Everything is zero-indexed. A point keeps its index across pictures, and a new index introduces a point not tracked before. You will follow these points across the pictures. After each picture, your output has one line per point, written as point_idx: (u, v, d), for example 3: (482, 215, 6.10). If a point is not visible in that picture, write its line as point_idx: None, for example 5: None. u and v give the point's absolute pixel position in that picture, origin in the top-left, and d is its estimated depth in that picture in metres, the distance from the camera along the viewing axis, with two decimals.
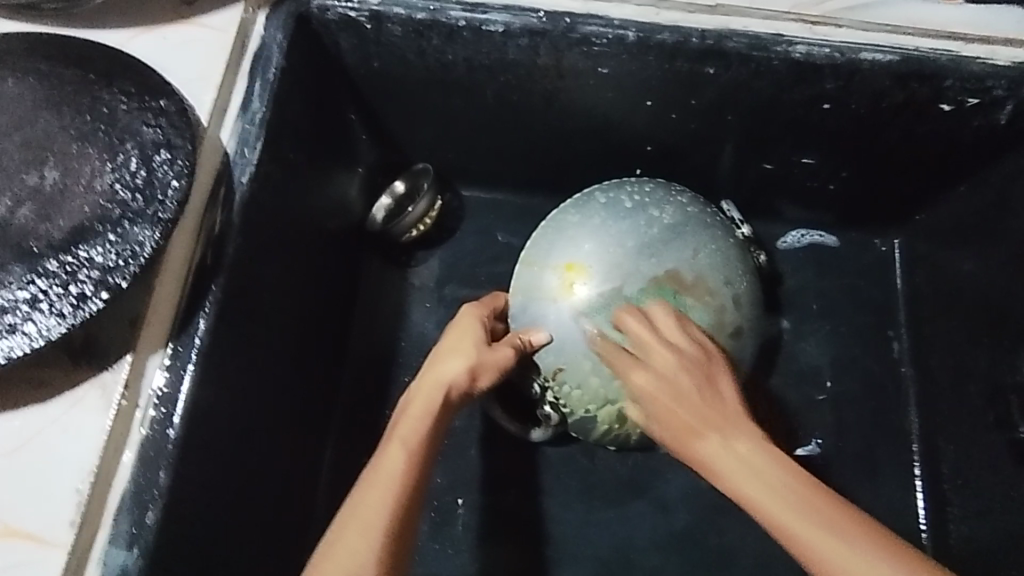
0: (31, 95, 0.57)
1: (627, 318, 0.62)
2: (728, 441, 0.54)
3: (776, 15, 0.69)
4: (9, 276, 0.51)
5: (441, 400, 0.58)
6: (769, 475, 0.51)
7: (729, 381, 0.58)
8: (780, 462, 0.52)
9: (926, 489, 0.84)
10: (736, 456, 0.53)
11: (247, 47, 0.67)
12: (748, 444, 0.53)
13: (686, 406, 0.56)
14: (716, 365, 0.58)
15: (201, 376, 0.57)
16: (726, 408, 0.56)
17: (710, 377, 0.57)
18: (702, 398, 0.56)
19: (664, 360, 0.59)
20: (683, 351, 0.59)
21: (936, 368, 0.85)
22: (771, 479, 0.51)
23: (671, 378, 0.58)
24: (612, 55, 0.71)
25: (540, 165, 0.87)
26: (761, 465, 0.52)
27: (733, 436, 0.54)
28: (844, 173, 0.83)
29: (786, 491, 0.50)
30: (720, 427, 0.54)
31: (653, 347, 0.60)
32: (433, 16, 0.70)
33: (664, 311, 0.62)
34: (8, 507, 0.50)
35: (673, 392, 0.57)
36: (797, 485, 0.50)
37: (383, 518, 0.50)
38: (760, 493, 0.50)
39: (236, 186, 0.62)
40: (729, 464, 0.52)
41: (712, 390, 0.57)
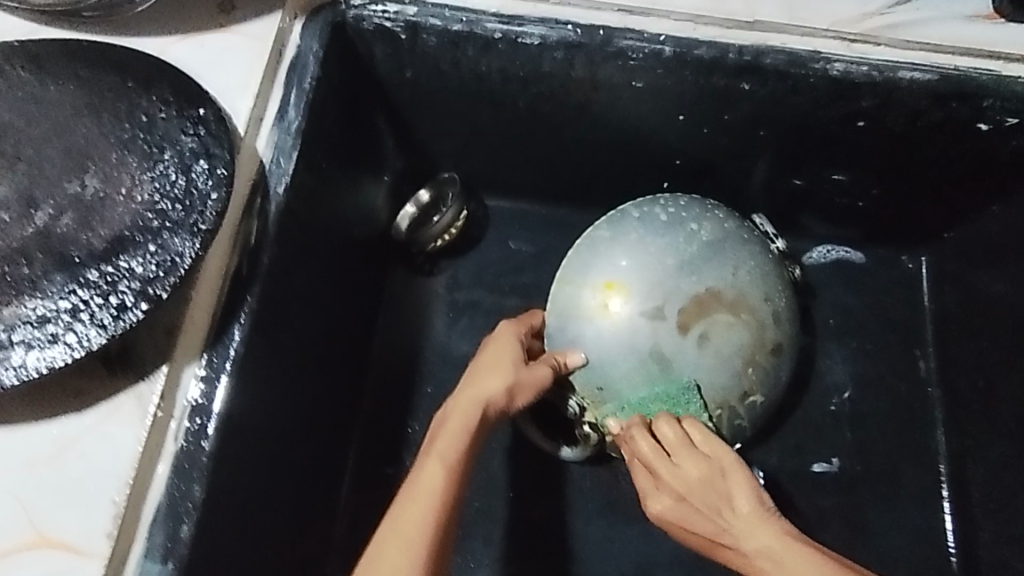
0: (73, 103, 0.58)
1: (631, 439, 0.63)
2: (760, 556, 0.52)
3: (814, 31, 0.69)
4: (50, 285, 0.51)
5: (479, 416, 0.58)
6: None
7: (744, 480, 0.56)
8: (823, 566, 0.49)
9: (954, 511, 0.83)
10: (773, 568, 0.51)
11: (283, 56, 0.67)
12: (783, 552, 0.51)
13: (702, 530, 0.56)
14: (722, 471, 0.57)
15: (235, 387, 0.56)
16: (750, 520, 0.54)
17: (721, 491, 0.56)
18: (719, 518, 0.55)
19: (672, 479, 0.59)
20: (683, 464, 0.59)
21: (964, 388, 0.84)
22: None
23: (683, 501, 0.58)
24: (648, 69, 0.71)
25: (567, 176, 0.87)
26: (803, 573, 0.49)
27: (768, 547, 0.52)
28: (874, 191, 0.82)
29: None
30: (752, 542, 0.53)
31: (659, 466, 0.60)
32: (469, 27, 0.70)
33: (666, 421, 0.61)
34: (46, 516, 0.50)
35: (692, 513, 0.57)
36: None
37: (422, 533, 0.49)
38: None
39: (272, 195, 0.62)
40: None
41: (726, 506, 0.56)
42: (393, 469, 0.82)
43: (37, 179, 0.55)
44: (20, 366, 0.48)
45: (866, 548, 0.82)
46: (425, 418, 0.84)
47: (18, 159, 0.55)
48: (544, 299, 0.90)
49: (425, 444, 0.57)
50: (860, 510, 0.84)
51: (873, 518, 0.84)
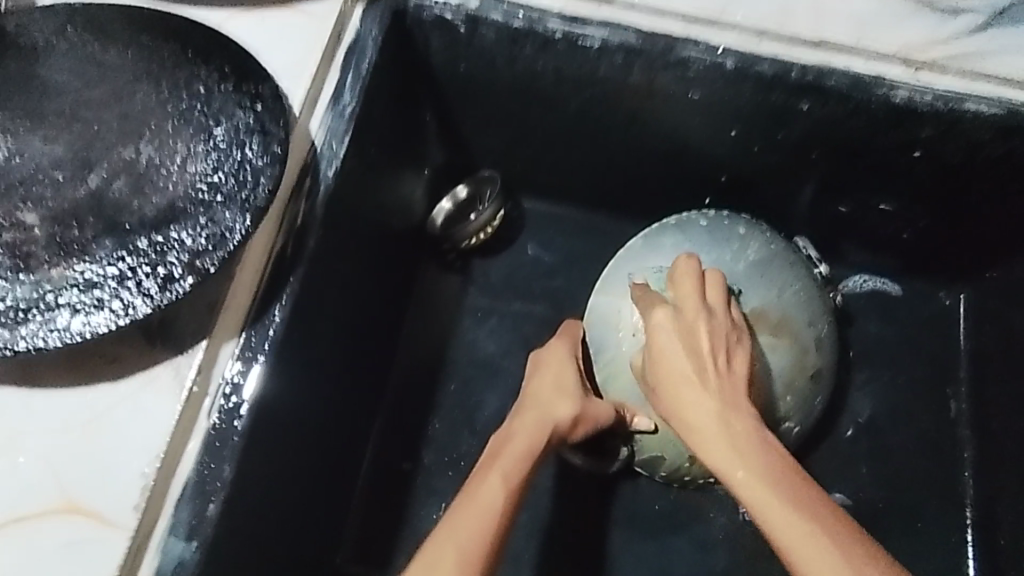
0: (132, 68, 0.57)
1: (682, 271, 0.60)
2: (716, 411, 0.51)
3: (881, 56, 0.67)
4: (100, 250, 0.50)
5: (543, 440, 0.61)
6: (753, 457, 0.49)
7: (746, 350, 0.56)
8: (776, 454, 0.49)
9: (976, 556, 0.81)
10: (726, 444, 0.50)
11: (342, 39, 0.66)
12: (749, 432, 0.50)
13: (679, 368, 0.53)
14: (738, 339, 0.56)
15: (273, 368, 0.56)
16: (738, 382, 0.53)
17: (731, 346, 0.55)
18: (716, 362, 0.53)
19: (688, 297, 0.57)
20: (720, 318, 0.56)
21: (996, 431, 0.81)
22: (763, 471, 0.48)
23: (683, 322, 0.56)
24: (707, 81, 0.70)
25: (609, 183, 0.86)
26: (755, 457, 0.49)
27: (737, 419, 0.51)
28: (920, 223, 0.81)
29: (777, 489, 0.47)
30: (732, 406, 0.51)
31: (689, 303, 0.57)
32: (531, 24, 0.69)
33: (719, 282, 0.60)
34: (78, 480, 0.50)
35: (685, 335, 0.55)
36: (780, 480, 0.47)
37: (476, 543, 0.50)
38: (753, 482, 0.47)
39: (322, 178, 0.61)
40: (727, 462, 0.49)
41: (727, 355, 0.54)
42: (410, 464, 0.81)
43: (93, 142, 0.54)
44: (63, 328, 0.48)
45: None
46: (446, 415, 0.83)
47: (75, 121, 0.55)
48: (574, 306, 0.89)
49: (485, 459, 0.59)
50: (877, 545, 0.83)
51: (890, 556, 0.82)
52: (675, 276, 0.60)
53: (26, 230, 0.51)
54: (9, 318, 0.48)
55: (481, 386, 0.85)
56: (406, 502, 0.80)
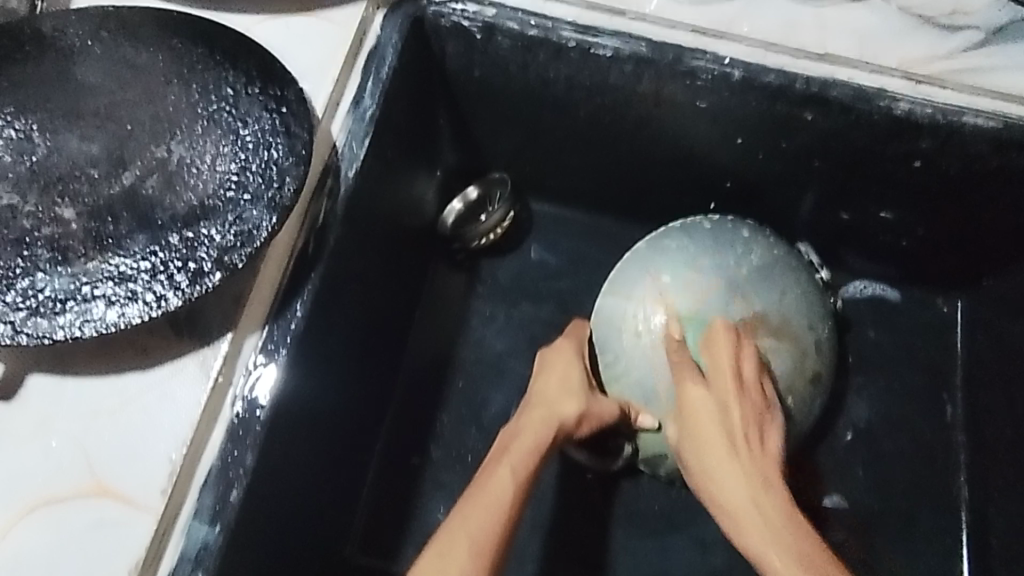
0: (163, 70, 0.59)
1: (718, 342, 0.64)
2: (748, 491, 0.54)
3: (883, 69, 0.69)
4: (133, 244, 0.53)
5: (551, 436, 0.63)
6: (777, 530, 0.52)
7: (778, 427, 0.60)
8: (807, 533, 0.52)
9: (969, 557, 0.83)
10: (762, 525, 0.52)
11: (363, 45, 0.69)
12: (782, 510, 0.53)
13: (711, 445, 0.57)
14: (771, 413, 0.60)
15: (294, 361, 0.58)
16: (771, 460, 0.56)
17: (763, 422, 0.59)
18: (749, 440, 0.57)
19: (721, 375, 0.61)
20: (753, 395, 0.60)
21: (988, 436, 0.84)
22: (794, 544, 0.51)
23: (720, 402, 0.59)
24: (714, 90, 0.72)
25: (616, 187, 0.88)
26: (786, 532, 0.52)
27: (765, 497, 0.54)
28: (919, 231, 0.83)
29: (804, 564, 0.50)
30: (765, 485, 0.54)
31: (722, 378, 0.61)
32: (546, 33, 0.71)
33: (751, 351, 0.64)
34: (108, 464, 0.52)
35: (720, 413, 0.59)
36: (809, 557, 0.50)
37: (489, 533, 0.52)
38: (784, 563, 0.50)
39: (342, 179, 0.63)
40: (760, 540, 0.52)
41: (760, 433, 0.58)
42: (419, 459, 0.83)
43: (126, 141, 0.57)
44: (98, 319, 0.50)
45: None
46: (454, 411, 0.86)
47: (109, 120, 0.57)
48: (580, 307, 0.91)
49: (496, 455, 0.61)
50: (872, 544, 0.85)
51: (885, 555, 0.84)
52: (710, 345, 0.65)
53: (63, 224, 0.53)
54: (47, 308, 0.50)
55: (489, 383, 0.87)
56: (414, 495, 0.82)
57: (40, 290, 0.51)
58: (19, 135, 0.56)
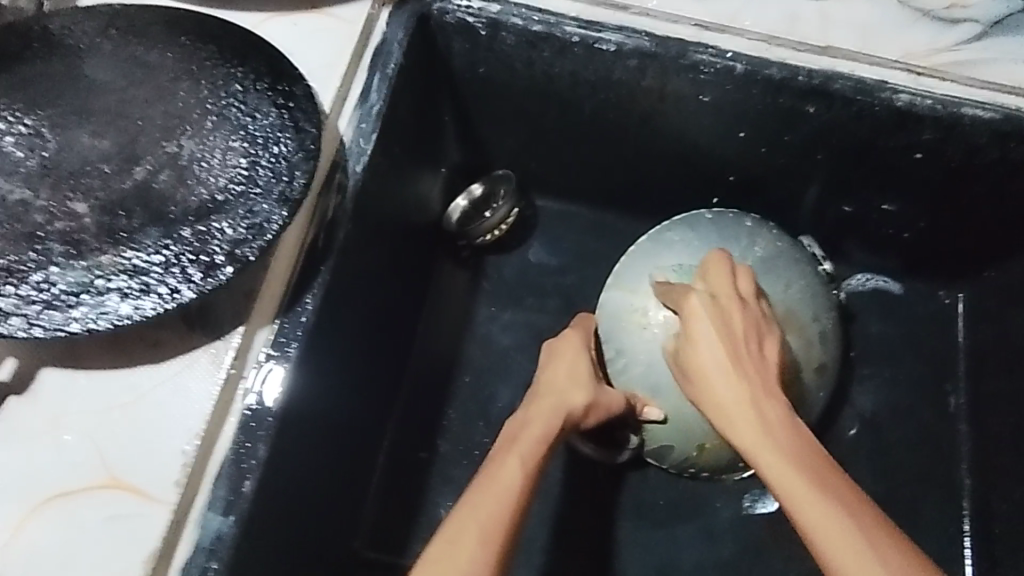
0: (173, 68, 0.60)
1: (715, 267, 0.65)
2: (747, 397, 0.56)
3: (884, 62, 0.70)
4: (146, 238, 0.53)
5: (559, 424, 0.63)
6: (772, 437, 0.53)
7: (776, 343, 0.61)
8: (805, 438, 0.53)
9: (974, 546, 0.84)
10: (755, 430, 0.54)
11: (370, 42, 0.69)
12: (779, 416, 0.54)
13: (711, 347, 0.59)
14: (771, 330, 0.62)
15: (305, 354, 0.58)
16: (769, 367, 0.58)
17: (762, 331, 0.60)
18: (748, 346, 0.59)
19: (723, 289, 0.63)
20: (751, 308, 0.62)
21: (992, 425, 0.84)
22: (788, 448, 0.52)
23: (722, 309, 0.61)
24: (717, 84, 0.73)
25: (620, 182, 0.89)
26: (780, 433, 0.54)
27: (765, 406, 0.55)
28: (920, 223, 0.84)
29: (796, 459, 0.51)
30: (762, 393, 0.56)
31: (725, 292, 0.62)
32: (550, 29, 0.72)
33: (749, 278, 0.65)
34: (122, 457, 0.52)
35: (721, 317, 0.60)
36: (802, 458, 0.51)
37: (499, 521, 0.53)
38: (780, 466, 0.51)
39: (351, 174, 0.64)
40: (759, 445, 0.53)
41: (759, 339, 0.59)
42: (427, 453, 0.84)
43: (138, 137, 0.57)
44: (112, 311, 0.50)
45: None
46: (461, 406, 0.86)
47: (120, 117, 0.58)
48: (585, 302, 0.92)
49: (504, 444, 0.61)
50: None
51: None
52: (705, 272, 0.66)
53: (75, 219, 0.54)
54: (62, 301, 0.50)
55: (496, 379, 0.88)
56: (423, 490, 0.82)
57: (55, 283, 0.51)
58: (30, 132, 0.57)
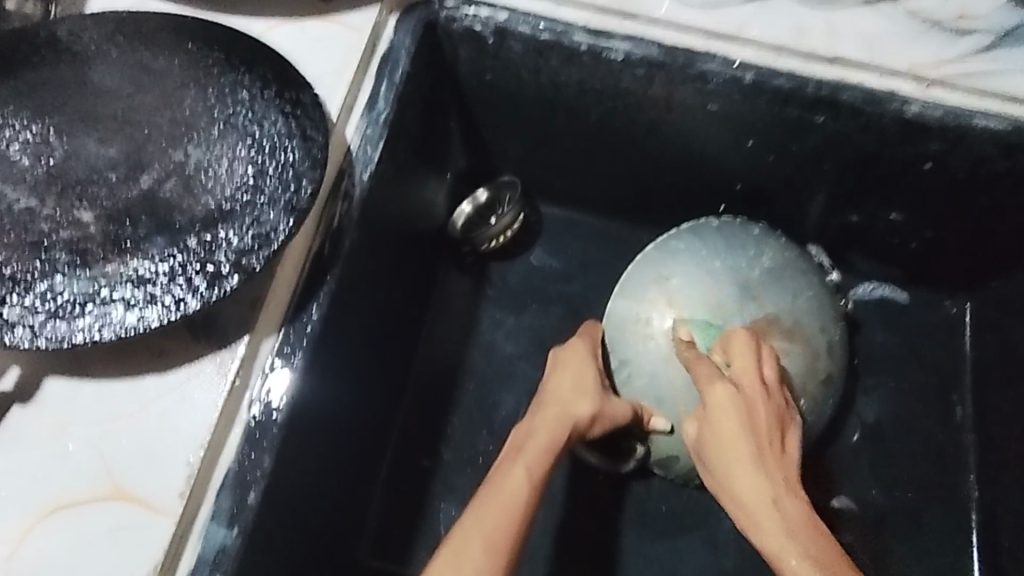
0: (180, 75, 0.60)
1: (739, 346, 0.64)
2: (769, 500, 0.54)
3: (894, 72, 0.70)
4: (151, 247, 0.53)
5: (565, 435, 0.63)
6: (792, 528, 0.52)
7: (798, 436, 0.60)
8: (824, 534, 0.52)
9: (980, 558, 0.83)
10: (770, 510, 0.53)
11: (377, 49, 0.69)
12: (802, 518, 0.53)
13: (731, 422, 0.58)
14: (792, 419, 0.61)
15: (310, 363, 0.58)
16: (791, 465, 0.57)
17: (784, 420, 0.59)
18: (772, 442, 0.57)
19: (744, 375, 0.62)
20: (775, 400, 0.61)
21: (998, 437, 0.83)
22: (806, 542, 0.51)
23: (745, 399, 0.59)
24: (725, 94, 0.72)
25: (626, 191, 0.88)
26: (799, 527, 0.52)
27: (782, 496, 0.54)
28: (927, 234, 0.83)
29: (814, 554, 0.50)
30: (784, 486, 0.55)
31: (747, 371, 0.62)
32: (558, 37, 0.72)
33: (772, 362, 0.64)
34: (125, 468, 0.52)
35: (744, 408, 0.59)
36: (826, 560, 0.50)
37: (505, 533, 0.52)
38: (801, 561, 0.50)
39: (357, 182, 0.64)
40: (782, 544, 0.51)
41: (781, 437, 0.58)
42: (430, 462, 0.83)
43: (144, 145, 0.57)
44: (117, 321, 0.50)
45: None
46: (465, 414, 0.86)
47: (127, 124, 0.58)
48: (589, 310, 0.91)
49: (509, 455, 0.61)
50: (884, 545, 0.85)
51: (896, 557, 0.84)
52: (729, 347, 0.65)
53: (81, 227, 0.53)
54: (67, 310, 0.50)
55: (499, 387, 0.87)
56: (425, 499, 0.82)
57: (60, 293, 0.51)
58: (36, 138, 0.56)
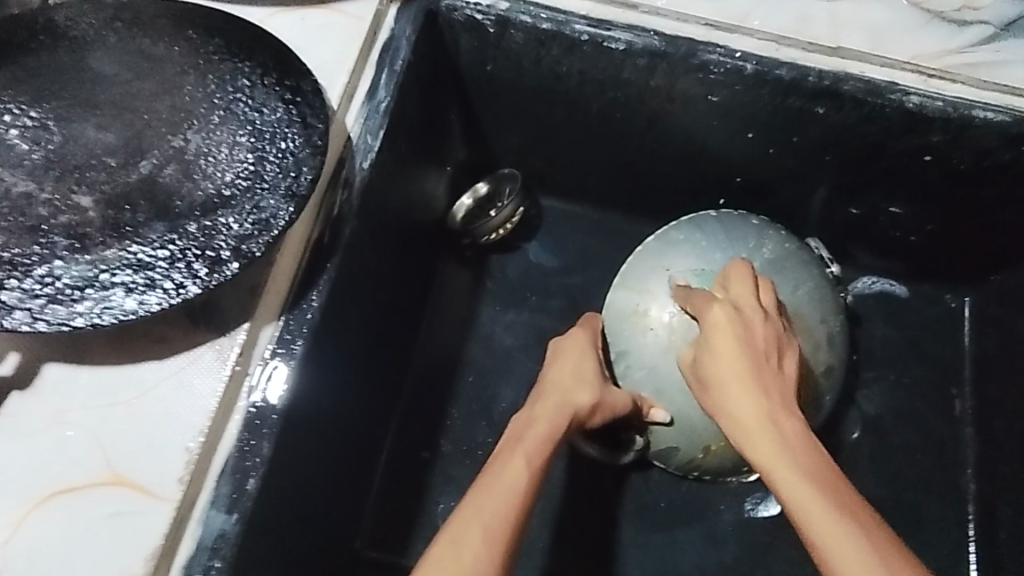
0: (180, 61, 0.59)
1: (737, 275, 0.65)
2: (765, 413, 0.54)
3: (894, 63, 0.70)
4: (151, 233, 0.53)
5: (565, 423, 0.63)
6: (789, 448, 0.52)
7: (795, 360, 0.60)
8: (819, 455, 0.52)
9: (979, 551, 0.83)
10: (765, 424, 0.54)
11: (377, 37, 0.69)
12: (797, 432, 0.54)
13: (729, 345, 0.58)
14: (790, 344, 0.61)
15: (310, 351, 0.58)
16: (788, 384, 0.57)
17: (783, 347, 0.60)
18: (770, 362, 0.57)
19: (742, 298, 0.62)
20: (774, 324, 0.61)
21: (997, 430, 0.83)
22: (799, 458, 0.51)
23: (746, 323, 0.60)
24: (727, 84, 0.72)
25: (627, 184, 0.88)
26: (797, 448, 0.52)
27: (778, 413, 0.54)
28: (928, 227, 0.83)
29: (810, 474, 0.50)
30: (780, 402, 0.55)
31: (746, 299, 0.62)
32: (559, 27, 0.72)
33: (770, 292, 0.65)
34: (123, 454, 0.52)
35: (743, 329, 0.59)
36: (819, 473, 0.50)
37: (505, 517, 0.52)
38: (796, 477, 0.50)
39: (357, 170, 0.63)
40: (775, 458, 0.52)
41: (779, 358, 0.58)
42: (429, 453, 0.83)
43: (144, 131, 0.57)
44: (116, 306, 0.50)
45: None
46: (465, 406, 0.86)
47: (127, 110, 0.57)
48: (589, 303, 0.91)
49: (509, 443, 0.61)
50: None
51: None
52: (727, 279, 0.66)
53: (80, 212, 0.53)
54: (65, 295, 0.50)
55: (499, 379, 0.87)
56: (425, 490, 0.81)
57: (58, 277, 0.50)
58: (35, 124, 0.56)
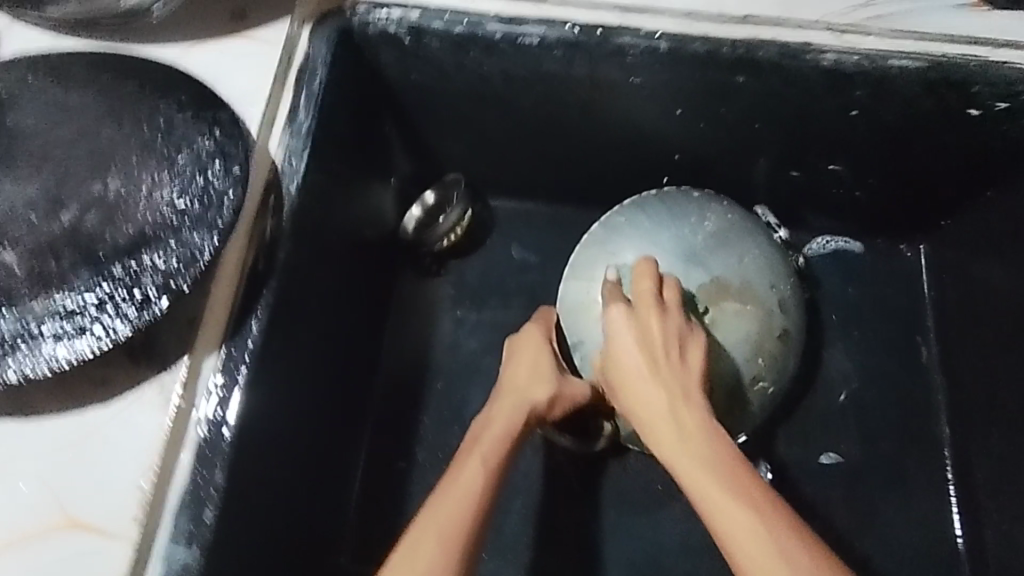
0: (94, 107, 0.60)
1: (642, 275, 0.61)
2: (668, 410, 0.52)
3: (805, 24, 0.71)
4: (77, 279, 0.53)
5: (521, 420, 0.64)
6: (697, 444, 0.50)
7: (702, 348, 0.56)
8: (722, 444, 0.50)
9: (959, 494, 0.84)
10: (666, 416, 0.52)
11: (293, 61, 0.69)
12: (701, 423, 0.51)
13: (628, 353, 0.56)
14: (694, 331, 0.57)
15: (256, 377, 0.58)
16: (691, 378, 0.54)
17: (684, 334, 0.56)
18: (668, 360, 0.55)
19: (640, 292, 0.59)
20: (673, 315, 0.57)
21: (962, 372, 0.84)
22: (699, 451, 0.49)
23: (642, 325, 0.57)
24: (646, 65, 0.73)
25: (571, 175, 0.89)
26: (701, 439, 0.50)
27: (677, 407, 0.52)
28: (870, 180, 0.84)
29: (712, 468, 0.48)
30: (681, 393, 0.53)
31: (644, 300, 0.58)
32: (473, 29, 0.73)
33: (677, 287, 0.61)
34: (75, 499, 0.52)
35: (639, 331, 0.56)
36: (725, 464, 0.49)
37: (462, 520, 0.53)
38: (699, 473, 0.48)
39: (286, 194, 0.64)
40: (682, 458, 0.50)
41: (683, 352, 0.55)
42: (405, 464, 0.84)
43: (64, 181, 0.57)
44: (52, 357, 0.51)
45: (872, 533, 0.84)
46: (436, 413, 0.86)
47: (44, 161, 0.58)
48: (549, 296, 0.92)
49: (467, 446, 0.61)
50: (864, 492, 0.85)
51: (878, 503, 0.85)
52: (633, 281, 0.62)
53: (5, 268, 0.54)
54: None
55: (468, 382, 0.88)
56: (404, 501, 0.82)
57: None
58: None
